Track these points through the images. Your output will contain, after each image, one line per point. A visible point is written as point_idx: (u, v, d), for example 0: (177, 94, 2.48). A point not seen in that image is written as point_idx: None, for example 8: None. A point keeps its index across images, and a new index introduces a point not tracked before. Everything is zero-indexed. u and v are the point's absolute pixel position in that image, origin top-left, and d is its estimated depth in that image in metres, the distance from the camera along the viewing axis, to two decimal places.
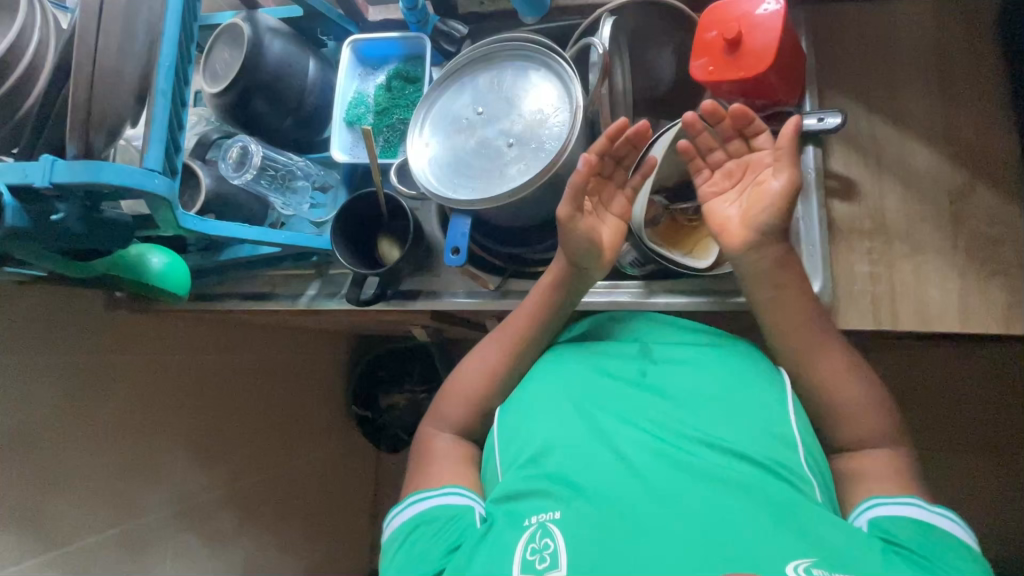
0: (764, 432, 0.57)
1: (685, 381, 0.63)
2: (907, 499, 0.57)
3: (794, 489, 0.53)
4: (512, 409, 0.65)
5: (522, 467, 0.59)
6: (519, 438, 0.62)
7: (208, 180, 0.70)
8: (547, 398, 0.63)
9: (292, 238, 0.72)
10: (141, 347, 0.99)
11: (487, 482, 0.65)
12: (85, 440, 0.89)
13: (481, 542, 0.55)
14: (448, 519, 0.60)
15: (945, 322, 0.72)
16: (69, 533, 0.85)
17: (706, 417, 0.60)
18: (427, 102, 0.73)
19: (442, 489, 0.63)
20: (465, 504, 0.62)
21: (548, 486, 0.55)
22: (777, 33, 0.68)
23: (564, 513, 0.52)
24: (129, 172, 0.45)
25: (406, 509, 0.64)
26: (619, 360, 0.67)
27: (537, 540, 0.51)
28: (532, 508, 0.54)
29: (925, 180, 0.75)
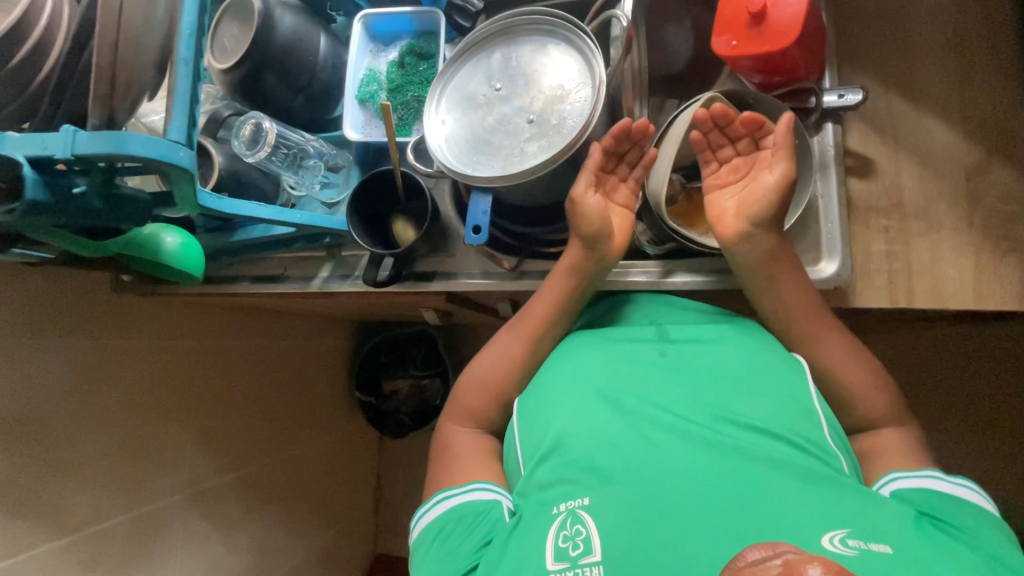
0: (785, 405, 0.58)
1: (704, 360, 0.63)
2: (925, 472, 0.57)
3: (820, 460, 0.54)
4: (528, 398, 0.66)
5: (544, 457, 0.59)
6: (538, 427, 0.62)
7: (222, 158, 0.68)
8: (565, 385, 0.63)
9: (306, 218, 0.70)
10: (148, 331, 0.98)
11: (511, 477, 0.65)
12: (95, 426, 0.88)
13: (513, 531, 0.55)
14: (476, 515, 0.60)
15: (959, 299, 0.72)
16: (81, 518, 0.85)
17: (727, 393, 0.59)
18: (442, 77, 0.72)
19: (469, 486, 0.64)
20: (492, 500, 0.62)
21: (574, 474, 0.55)
22: (801, 7, 0.67)
23: (592, 499, 0.53)
24: (154, 143, 0.43)
25: (433, 508, 0.64)
26: (633, 340, 0.67)
27: (568, 527, 0.52)
28: (560, 496, 0.55)
29: (942, 158, 0.75)
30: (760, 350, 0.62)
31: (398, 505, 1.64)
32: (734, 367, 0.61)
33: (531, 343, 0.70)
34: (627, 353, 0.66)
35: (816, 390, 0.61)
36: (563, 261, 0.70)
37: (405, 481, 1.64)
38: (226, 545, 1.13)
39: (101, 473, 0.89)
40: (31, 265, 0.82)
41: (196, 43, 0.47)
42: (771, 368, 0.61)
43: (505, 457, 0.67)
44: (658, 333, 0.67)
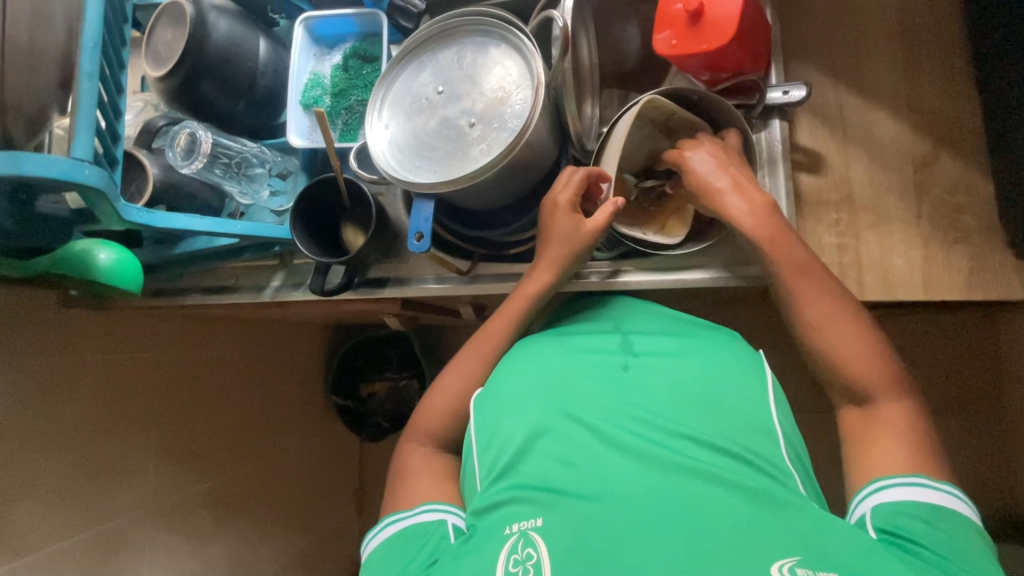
0: (746, 421, 0.58)
1: (665, 375, 0.63)
2: (910, 480, 0.53)
3: (773, 474, 0.54)
4: (487, 413, 0.65)
5: (500, 475, 0.58)
6: (497, 443, 0.61)
7: (156, 170, 0.66)
8: (524, 400, 0.63)
9: (248, 229, 0.69)
10: (102, 346, 0.96)
11: (464, 495, 0.64)
12: (47, 443, 0.86)
13: (459, 549, 0.54)
14: (420, 538, 0.60)
15: (909, 289, 0.73)
16: (34, 539, 0.83)
17: (687, 409, 0.59)
18: (384, 80, 0.70)
19: (415, 509, 0.63)
20: (437, 520, 0.61)
21: (528, 493, 0.54)
22: (738, 5, 0.66)
23: (546, 519, 0.51)
24: (55, 163, 0.42)
25: (382, 531, 0.63)
26: (597, 354, 0.67)
27: (519, 551, 0.49)
28: (513, 515, 0.53)
29: (890, 150, 0.75)
30: (722, 365, 0.64)
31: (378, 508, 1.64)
32: (694, 382, 0.62)
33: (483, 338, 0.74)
34: (589, 367, 0.65)
35: (779, 405, 0.62)
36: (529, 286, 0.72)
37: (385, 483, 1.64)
38: (197, 558, 1.11)
39: (55, 492, 0.87)
40: None
41: (100, 55, 0.48)
42: (730, 382, 0.62)
43: (461, 474, 0.66)
44: (622, 347, 0.68)
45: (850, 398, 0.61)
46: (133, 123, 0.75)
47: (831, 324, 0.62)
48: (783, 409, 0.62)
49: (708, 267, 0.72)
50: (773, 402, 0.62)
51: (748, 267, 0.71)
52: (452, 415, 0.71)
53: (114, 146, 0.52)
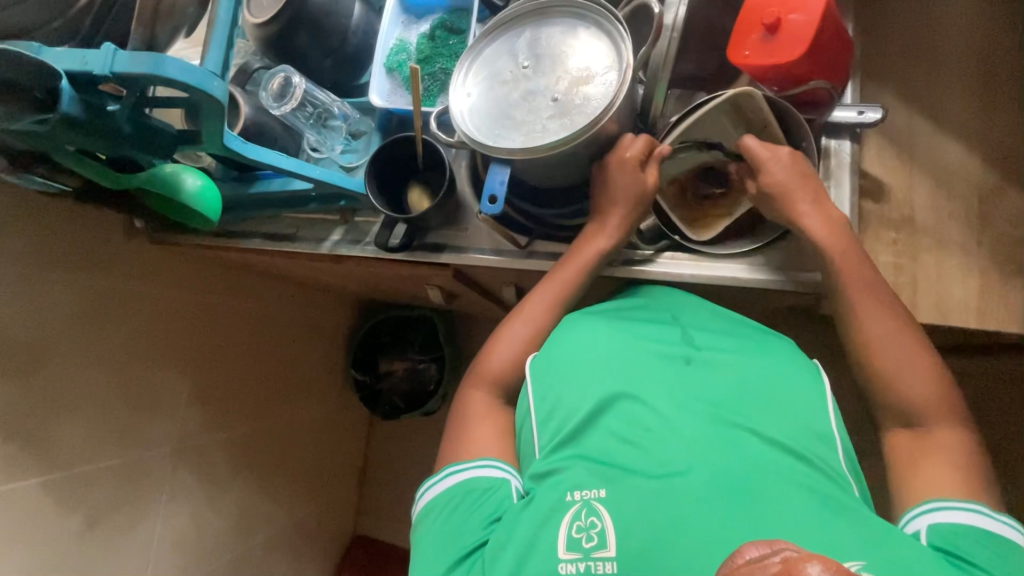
0: (808, 424, 0.59)
1: (729, 368, 0.63)
2: (970, 505, 0.53)
3: (831, 473, 0.55)
4: (543, 384, 0.66)
5: (560, 447, 0.59)
6: (556, 415, 0.62)
7: (248, 108, 0.71)
8: (585, 374, 0.64)
9: (326, 176, 0.71)
10: (154, 282, 0.98)
11: (517, 459, 0.66)
12: (98, 365, 0.89)
13: (520, 510, 0.56)
14: (482, 492, 0.61)
15: (962, 316, 0.73)
16: (74, 456, 0.85)
17: (752, 402, 0.60)
18: (473, 51, 0.73)
19: (477, 462, 0.64)
20: (500, 478, 0.63)
21: (591, 466, 0.56)
22: (819, 17, 0.66)
23: (609, 492, 0.53)
24: (191, 68, 0.44)
25: (444, 479, 0.65)
26: (659, 341, 0.67)
27: (582, 518, 0.52)
28: (574, 484, 0.55)
29: (956, 177, 0.76)
30: (781, 364, 0.64)
31: (383, 486, 1.64)
32: (756, 379, 0.62)
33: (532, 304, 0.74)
34: (650, 352, 0.66)
35: (836, 412, 0.63)
36: (588, 256, 0.73)
37: (391, 462, 1.65)
38: (212, 504, 1.13)
39: (99, 413, 0.89)
40: (50, 198, 0.83)
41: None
42: (787, 382, 0.62)
43: (513, 438, 0.68)
44: (683, 338, 0.68)
45: (903, 408, 0.61)
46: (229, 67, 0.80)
47: (887, 334, 0.63)
48: (839, 416, 0.63)
49: (765, 270, 0.73)
50: (830, 405, 0.63)
51: (802, 273, 0.72)
52: (497, 383, 0.72)
53: None
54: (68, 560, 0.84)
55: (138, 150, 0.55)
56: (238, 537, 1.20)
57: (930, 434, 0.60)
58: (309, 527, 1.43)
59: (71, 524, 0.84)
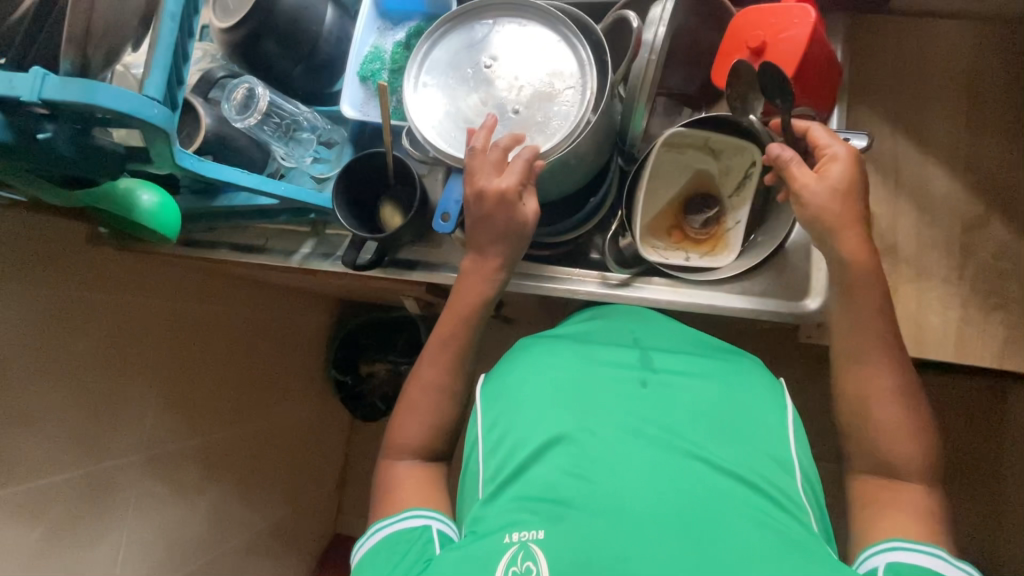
0: (763, 455, 0.57)
1: (683, 393, 0.62)
2: (929, 548, 0.53)
3: (787, 509, 0.53)
4: (496, 413, 0.65)
5: (503, 486, 0.58)
6: (504, 449, 0.61)
7: (209, 120, 0.67)
8: (538, 405, 0.62)
9: (291, 191, 0.68)
10: (118, 289, 0.95)
11: (470, 486, 0.65)
12: (57, 375, 0.86)
13: (462, 545, 0.55)
14: (408, 544, 0.60)
15: (939, 348, 0.72)
16: (35, 468, 0.83)
17: (703, 430, 0.59)
18: (430, 36, 0.69)
19: (399, 515, 0.63)
20: (423, 525, 0.62)
21: (534, 504, 0.54)
22: (804, 42, 0.64)
23: (547, 532, 0.51)
24: (128, 97, 0.41)
25: (368, 539, 0.63)
26: (615, 366, 0.66)
27: (518, 563, 0.50)
28: (514, 525, 0.53)
29: (940, 206, 0.74)
30: (742, 390, 0.63)
31: (362, 488, 1.64)
32: (710, 403, 0.61)
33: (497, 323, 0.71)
34: (605, 378, 0.64)
35: (798, 440, 0.62)
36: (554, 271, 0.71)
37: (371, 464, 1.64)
38: (183, 511, 1.11)
39: (61, 424, 0.87)
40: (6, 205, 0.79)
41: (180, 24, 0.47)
42: (746, 410, 0.61)
43: (466, 466, 0.67)
44: (641, 361, 0.66)
45: (875, 448, 0.60)
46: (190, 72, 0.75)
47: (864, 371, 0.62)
48: (802, 444, 0.62)
49: (744, 296, 0.72)
50: (793, 434, 0.62)
51: (779, 303, 0.71)
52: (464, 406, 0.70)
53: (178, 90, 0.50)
54: (27, 575, 0.82)
55: (88, 172, 0.53)
56: (210, 543, 1.18)
57: (900, 475, 0.59)
58: (284, 529, 1.42)
59: (30, 538, 0.82)
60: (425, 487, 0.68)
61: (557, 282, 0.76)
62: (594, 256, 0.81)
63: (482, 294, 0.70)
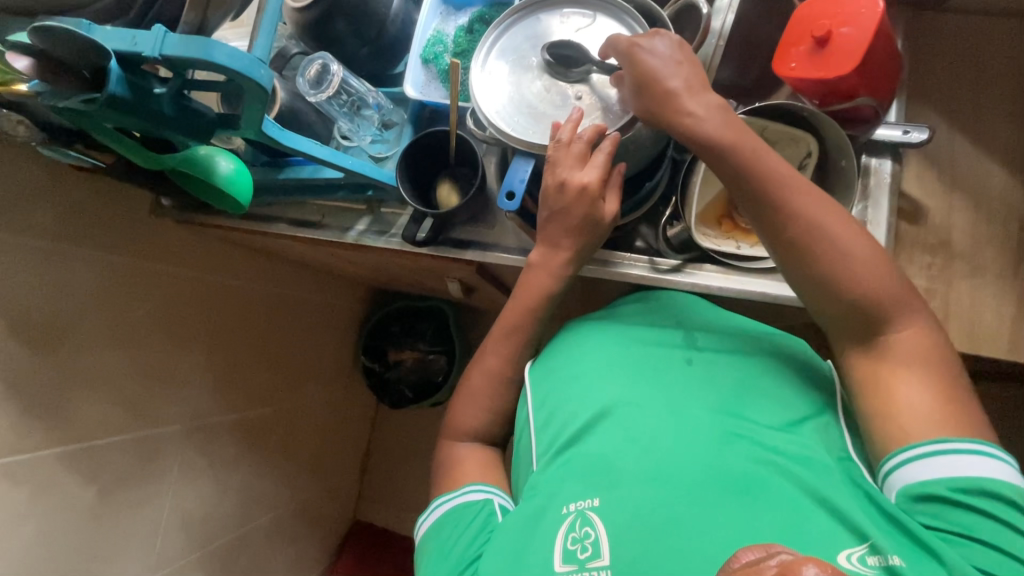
0: (811, 419, 0.57)
1: (730, 365, 0.63)
2: (934, 453, 0.48)
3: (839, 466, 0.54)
4: (545, 390, 0.67)
5: (555, 458, 0.60)
6: (555, 424, 0.63)
7: (284, 94, 0.69)
8: (587, 381, 0.64)
9: (357, 166, 0.71)
10: (175, 261, 0.98)
11: (521, 458, 0.67)
12: (116, 343, 0.89)
13: (521, 512, 0.57)
14: (471, 515, 0.62)
15: (993, 346, 0.71)
16: (95, 428, 0.87)
17: (750, 400, 0.59)
18: (499, 25, 0.71)
19: (460, 490, 0.66)
20: (484, 498, 0.64)
21: (587, 474, 0.55)
22: (872, 34, 0.64)
23: (602, 500, 0.52)
24: (240, 56, 0.43)
25: (431, 514, 0.66)
26: (659, 344, 0.67)
27: (577, 529, 0.52)
28: (570, 495, 0.54)
29: (995, 203, 0.74)
30: (791, 356, 0.63)
31: (386, 473, 1.66)
32: (757, 374, 0.61)
33: (549, 302, 0.72)
34: (650, 357, 0.65)
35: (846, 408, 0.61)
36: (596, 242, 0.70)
37: (397, 451, 1.65)
38: (222, 483, 1.14)
39: (118, 389, 0.90)
40: (83, 177, 0.84)
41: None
42: (794, 379, 0.61)
43: (516, 440, 0.69)
44: (684, 338, 0.67)
45: None
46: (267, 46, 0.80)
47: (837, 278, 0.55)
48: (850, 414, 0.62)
49: None
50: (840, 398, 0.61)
51: None
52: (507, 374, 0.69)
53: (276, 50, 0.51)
54: (84, 530, 0.85)
55: (182, 136, 0.55)
56: (245, 516, 1.21)
57: None
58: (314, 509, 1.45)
59: (86, 497, 0.85)
60: (474, 459, 0.70)
61: (606, 265, 0.77)
62: (640, 244, 0.80)
63: (533, 273, 0.72)
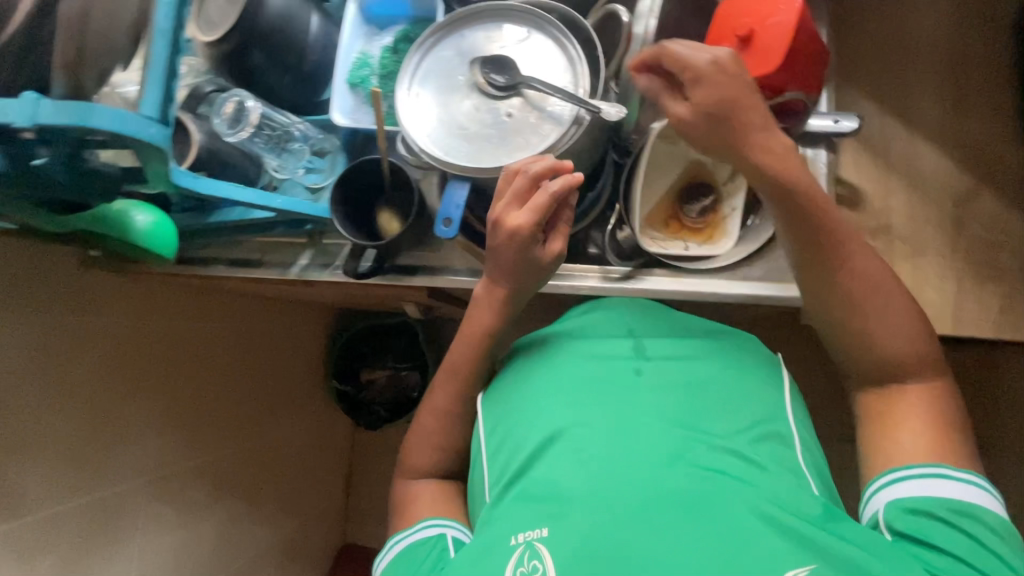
0: (759, 430, 0.58)
1: (682, 378, 0.63)
2: (919, 474, 0.53)
3: (786, 479, 0.54)
4: (496, 418, 0.66)
5: (507, 487, 0.59)
6: (509, 452, 0.62)
7: (202, 137, 0.66)
8: (536, 404, 0.63)
9: (288, 204, 0.68)
10: (116, 311, 0.94)
11: (477, 489, 0.65)
12: (57, 406, 0.84)
13: (472, 548, 0.55)
14: (423, 552, 0.62)
15: (939, 323, 0.73)
16: (42, 500, 0.82)
17: (699, 413, 0.59)
18: (421, 46, 0.69)
19: (413, 527, 0.65)
20: (437, 533, 0.64)
21: (537, 502, 0.54)
22: (791, 29, 0.65)
23: (551, 530, 0.51)
24: (125, 118, 0.43)
25: (385, 555, 0.65)
26: (609, 359, 0.66)
27: (524, 564, 0.50)
28: (519, 525, 0.53)
29: (930, 182, 0.75)
30: (742, 366, 0.65)
31: (369, 495, 1.63)
32: (708, 385, 0.62)
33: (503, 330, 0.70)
34: (601, 375, 0.64)
35: (796, 414, 0.63)
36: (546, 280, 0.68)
37: (378, 472, 1.63)
38: (192, 532, 1.10)
39: (64, 453, 0.86)
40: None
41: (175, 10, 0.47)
42: (749, 390, 0.62)
43: (472, 471, 0.67)
44: (634, 352, 0.67)
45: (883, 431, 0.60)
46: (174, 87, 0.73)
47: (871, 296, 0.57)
48: (801, 419, 0.63)
49: (746, 282, 0.72)
50: (790, 407, 0.63)
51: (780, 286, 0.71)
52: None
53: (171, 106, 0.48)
54: None
55: (88, 194, 0.56)
56: (222, 562, 1.18)
57: None
58: (297, 542, 1.41)
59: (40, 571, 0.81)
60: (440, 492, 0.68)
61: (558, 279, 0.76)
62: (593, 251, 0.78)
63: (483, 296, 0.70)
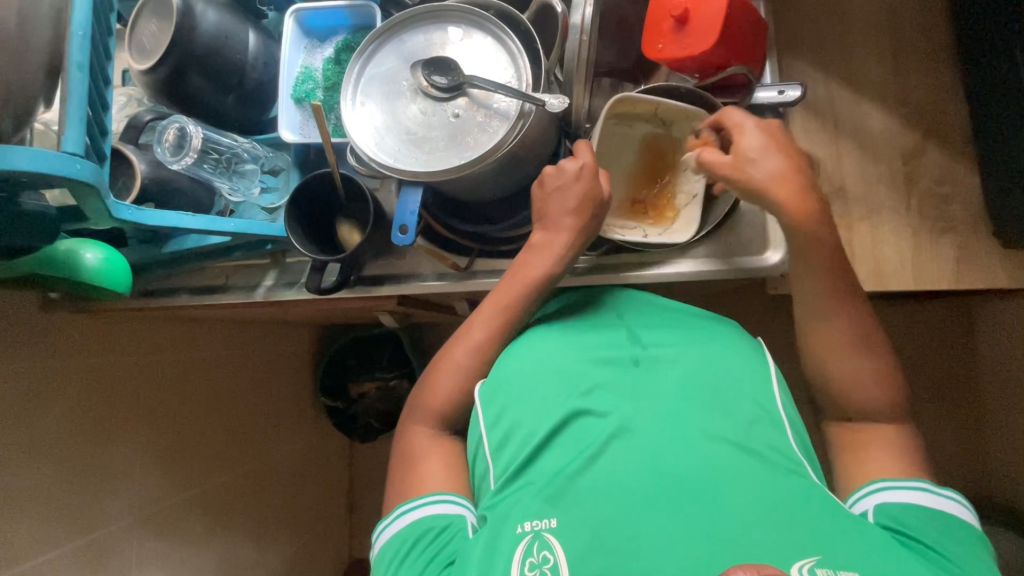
0: (756, 411, 0.57)
1: (678, 361, 0.61)
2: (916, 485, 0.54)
3: (781, 462, 0.53)
4: (494, 406, 0.62)
5: (512, 477, 0.57)
6: (511, 442, 0.59)
7: (144, 166, 0.65)
8: (535, 391, 0.61)
9: (243, 226, 0.67)
10: (85, 349, 0.92)
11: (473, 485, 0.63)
12: (34, 454, 0.83)
13: (472, 543, 0.54)
14: (437, 529, 0.58)
15: (900, 279, 0.74)
16: (26, 549, 0.81)
17: (703, 394, 0.57)
18: (362, 54, 0.68)
19: (428, 498, 0.61)
20: (455, 512, 0.59)
21: (544, 492, 0.53)
22: (725, 4, 0.65)
23: (560, 520, 0.50)
24: (44, 156, 0.44)
25: (394, 523, 0.61)
26: (605, 347, 0.64)
27: (534, 553, 0.49)
28: (525, 515, 0.52)
29: (880, 143, 0.77)
30: (733, 348, 0.63)
31: (371, 508, 1.62)
32: (705, 368, 0.60)
33: (491, 336, 0.68)
34: (596, 362, 0.62)
35: (781, 390, 0.61)
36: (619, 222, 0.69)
37: (377, 484, 1.62)
38: (191, 566, 1.09)
39: (46, 501, 0.84)
40: None
41: (90, 45, 0.49)
42: (737, 370, 0.60)
43: (466, 463, 0.65)
44: (629, 338, 0.65)
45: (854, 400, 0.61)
46: (116, 118, 0.75)
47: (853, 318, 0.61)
48: (785, 395, 0.62)
49: (710, 259, 0.72)
50: (778, 393, 0.61)
51: (747, 258, 0.71)
52: (442, 408, 0.67)
53: (102, 140, 0.53)
54: None
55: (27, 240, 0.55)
56: None
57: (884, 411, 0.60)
58: (302, 563, 1.40)
59: None
60: None
61: None
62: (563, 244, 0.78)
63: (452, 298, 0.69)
